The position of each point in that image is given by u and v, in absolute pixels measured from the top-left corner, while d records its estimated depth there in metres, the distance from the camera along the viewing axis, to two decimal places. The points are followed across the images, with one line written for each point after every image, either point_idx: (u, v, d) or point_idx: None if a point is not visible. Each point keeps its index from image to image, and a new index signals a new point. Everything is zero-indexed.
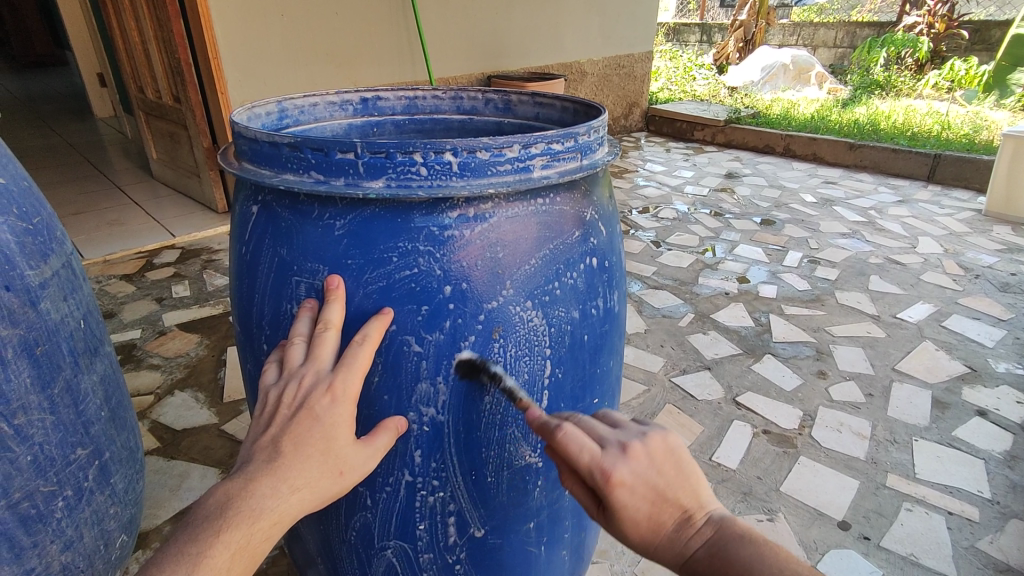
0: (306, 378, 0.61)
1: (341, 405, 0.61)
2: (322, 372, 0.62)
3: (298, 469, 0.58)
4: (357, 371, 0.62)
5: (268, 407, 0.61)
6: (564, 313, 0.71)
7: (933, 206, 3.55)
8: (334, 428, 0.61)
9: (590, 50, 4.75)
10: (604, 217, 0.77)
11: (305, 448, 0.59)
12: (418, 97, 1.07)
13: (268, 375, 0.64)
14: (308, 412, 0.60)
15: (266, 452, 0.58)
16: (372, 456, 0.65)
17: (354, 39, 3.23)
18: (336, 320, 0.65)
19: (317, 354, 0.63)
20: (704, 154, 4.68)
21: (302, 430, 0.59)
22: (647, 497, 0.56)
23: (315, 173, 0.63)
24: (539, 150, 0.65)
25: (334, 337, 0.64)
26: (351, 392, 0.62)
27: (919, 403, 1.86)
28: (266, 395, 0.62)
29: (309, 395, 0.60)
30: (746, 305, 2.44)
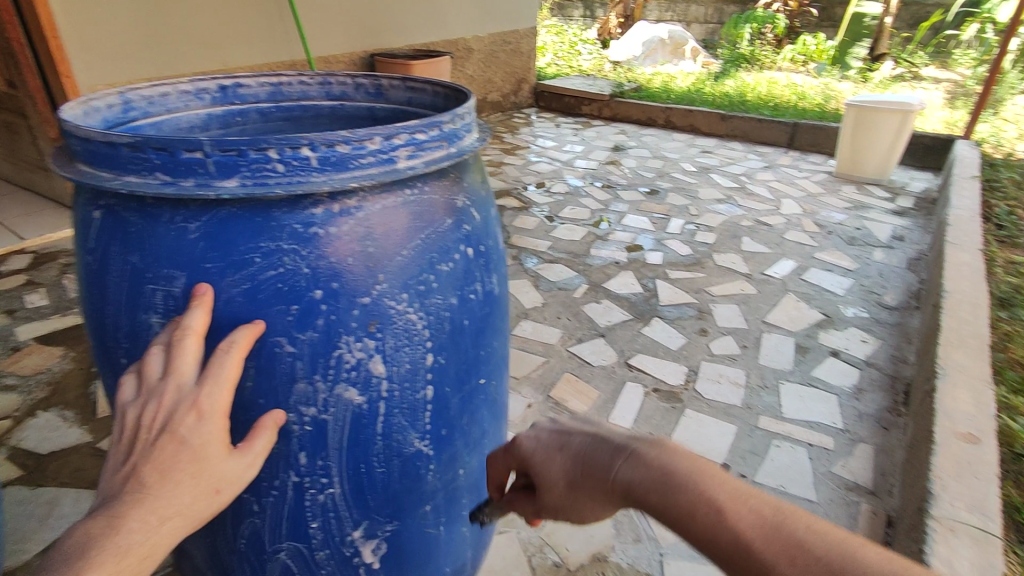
0: (168, 397, 0.60)
1: (207, 422, 0.60)
2: (185, 387, 0.60)
3: (166, 496, 0.57)
4: (224, 384, 0.61)
5: (131, 430, 0.60)
6: (441, 300, 0.73)
7: (794, 171, 3.92)
8: (204, 446, 0.60)
9: (475, 27, 4.72)
10: (476, 202, 0.79)
11: (172, 473, 0.58)
12: (283, 83, 1.02)
13: (126, 392, 0.62)
14: (172, 435, 0.58)
15: (130, 484, 0.57)
16: (253, 461, 0.64)
17: (220, 18, 2.99)
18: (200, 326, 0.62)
19: (178, 368, 0.60)
20: (591, 128, 4.83)
21: (167, 454, 0.58)
22: (551, 454, 0.67)
23: (159, 174, 0.59)
24: (402, 141, 0.65)
25: (197, 343, 0.61)
26: (217, 407, 0.61)
27: (784, 350, 2.08)
28: (128, 417, 0.61)
29: (172, 416, 0.59)
30: (634, 272, 2.58)
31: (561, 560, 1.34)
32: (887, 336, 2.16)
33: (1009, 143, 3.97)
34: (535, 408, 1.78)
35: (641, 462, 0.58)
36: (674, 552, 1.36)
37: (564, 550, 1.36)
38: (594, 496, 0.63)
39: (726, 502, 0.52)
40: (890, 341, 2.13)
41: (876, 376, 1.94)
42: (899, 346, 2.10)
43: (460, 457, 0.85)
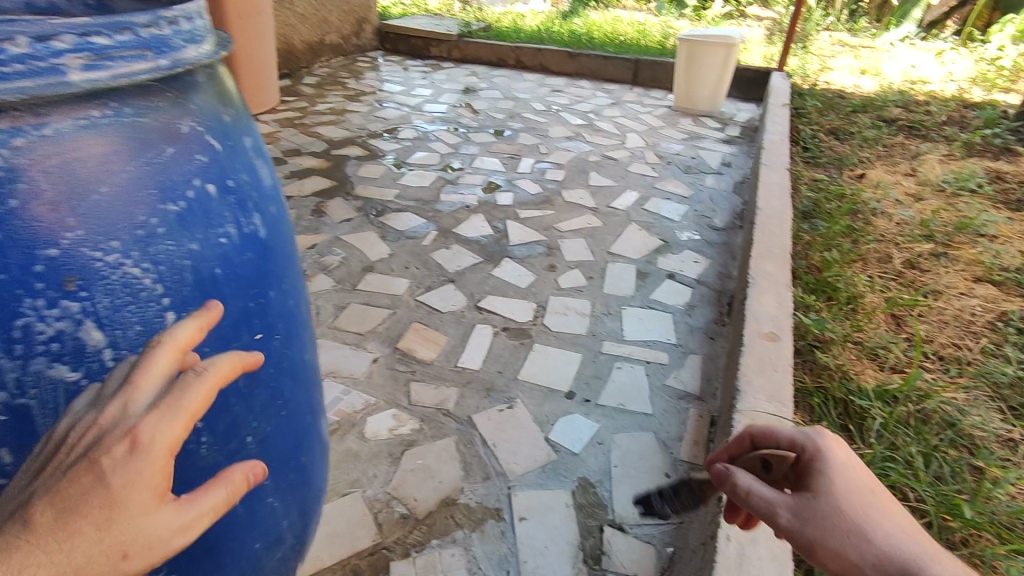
0: (111, 415, 0.50)
1: (137, 456, 0.48)
2: (128, 408, 0.51)
3: (52, 548, 0.44)
4: (177, 414, 0.50)
5: (57, 452, 0.49)
6: (172, 247, 0.63)
7: (638, 106, 4.05)
8: (128, 491, 0.47)
9: None
10: (215, 130, 0.68)
11: (78, 514, 0.45)
12: None
13: (78, 407, 0.54)
14: (91, 466, 0.47)
15: (13, 522, 0.44)
16: (192, 522, 0.50)
17: None
18: (181, 341, 0.57)
19: (147, 387, 0.52)
20: (441, 71, 4.64)
21: (77, 489, 0.46)
22: (856, 498, 0.70)
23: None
24: (69, 45, 0.54)
25: (171, 364, 0.55)
26: (163, 444, 0.49)
27: (626, 277, 2.16)
28: (58, 438, 0.51)
29: (105, 440, 0.48)
30: (485, 215, 2.53)
31: (409, 511, 1.31)
32: (716, 256, 2.32)
33: (815, 74, 4.41)
34: (381, 362, 1.70)
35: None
36: (521, 483, 1.38)
37: (412, 500, 1.33)
38: (880, 564, 0.66)
39: None
40: (718, 259, 2.30)
41: (705, 293, 2.09)
42: (725, 263, 2.28)
43: (243, 424, 0.76)
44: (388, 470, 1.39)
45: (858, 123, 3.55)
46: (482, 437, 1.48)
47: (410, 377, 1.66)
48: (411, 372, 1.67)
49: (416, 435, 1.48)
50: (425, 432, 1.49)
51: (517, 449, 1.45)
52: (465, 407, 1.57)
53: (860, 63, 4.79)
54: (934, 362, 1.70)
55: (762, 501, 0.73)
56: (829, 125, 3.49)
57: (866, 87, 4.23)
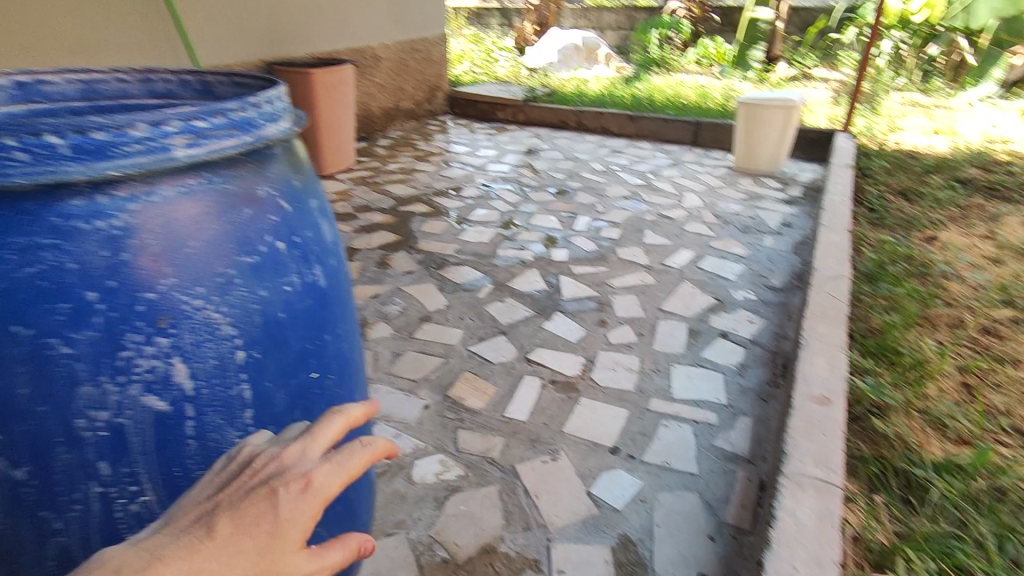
0: (290, 457, 0.64)
1: (304, 496, 0.60)
2: (307, 454, 0.65)
3: (223, 556, 0.53)
4: (338, 472, 0.63)
5: (239, 475, 0.62)
6: (247, 293, 0.71)
7: (697, 166, 4.10)
8: (289, 526, 0.57)
9: (382, 35, 4.58)
10: (286, 193, 0.78)
11: (249, 532, 0.55)
12: (97, 81, 0.95)
13: (257, 442, 0.68)
14: (272, 494, 0.59)
15: (201, 524, 0.55)
16: (316, 572, 0.59)
17: (81, 17, 2.77)
18: (351, 417, 0.72)
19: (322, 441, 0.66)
20: (506, 133, 4.88)
21: (254, 511, 0.57)
22: None
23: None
24: (176, 127, 0.64)
25: (339, 431, 0.69)
26: (324, 495, 0.61)
27: (678, 335, 2.16)
28: (239, 463, 0.64)
29: (283, 476, 0.61)
30: (539, 270, 2.60)
31: (449, 555, 1.33)
32: (772, 316, 2.28)
33: (883, 135, 4.33)
34: (432, 409, 1.77)
35: None
36: (562, 536, 1.38)
37: (453, 545, 1.36)
38: None
39: None
40: (774, 320, 2.26)
41: (759, 353, 2.06)
42: (782, 324, 2.24)
43: None
44: (433, 514, 1.43)
45: (929, 184, 3.44)
46: (525, 487, 1.50)
47: (459, 424, 1.71)
48: (459, 420, 1.72)
49: (461, 481, 1.51)
50: (470, 479, 1.53)
51: (558, 501, 1.46)
52: (510, 456, 1.60)
53: (932, 123, 4.68)
54: (1012, 436, 1.59)
55: None
56: (897, 186, 3.40)
57: (939, 147, 4.12)
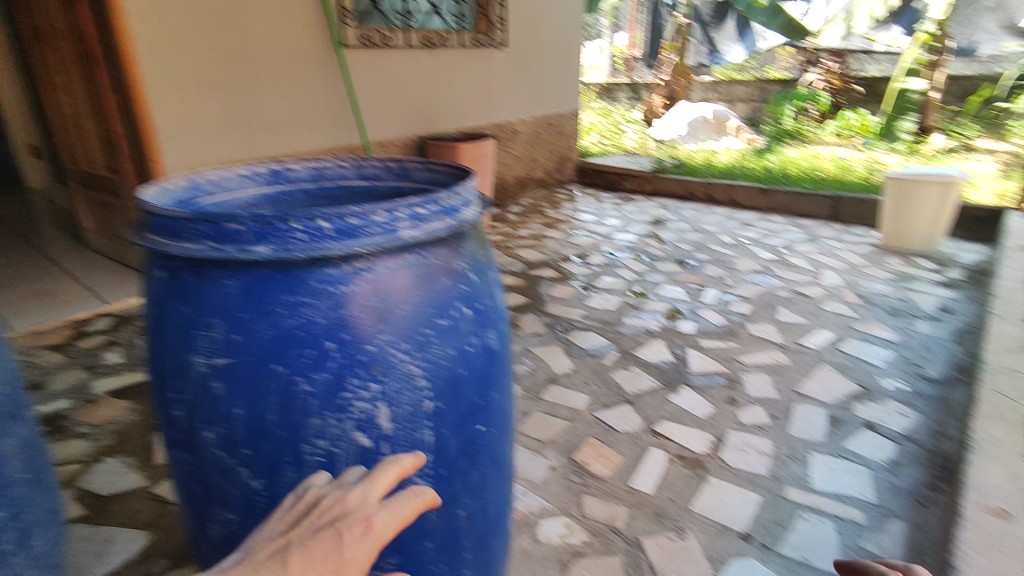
0: (352, 500, 0.68)
1: (365, 538, 0.64)
2: (366, 498, 0.69)
3: None
4: (394, 518, 0.68)
5: (306, 514, 0.67)
6: (440, 351, 0.82)
7: (838, 242, 3.90)
8: (350, 567, 0.62)
9: (521, 111, 4.94)
10: (476, 266, 0.89)
11: (315, 571, 0.60)
12: (324, 166, 1.18)
13: (321, 480, 0.73)
14: (335, 533, 0.63)
15: (275, 559, 0.60)
16: None
17: (285, 105, 3.32)
18: (404, 464, 0.76)
19: (381, 487, 0.71)
20: (632, 203, 4.99)
21: (320, 548, 0.61)
22: None
23: (198, 240, 0.72)
24: (405, 214, 0.77)
25: (394, 479, 0.73)
26: (380, 541, 0.65)
27: (817, 421, 2.04)
28: (303, 502, 0.69)
29: (347, 518, 0.65)
30: (665, 341, 2.60)
31: None
32: (928, 411, 2.09)
33: None
34: (557, 470, 1.81)
35: None
36: None
37: None
38: None
39: None
40: (931, 415, 2.06)
41: (914, 450, 1.88)
42: (941, 420, 2.04)
43: (459, 497, 0.94)
44: None
45: None
46: (650, 562, 1.48)
47: (583, 489, 1.74)
48: (584, 485, 1.75)
49: (585, 547, 1.53)
50: (594, 546, 1.54)
51: None
52: (635, 528, 1.59)
53: None
54: None
55: None
56: None
57: None
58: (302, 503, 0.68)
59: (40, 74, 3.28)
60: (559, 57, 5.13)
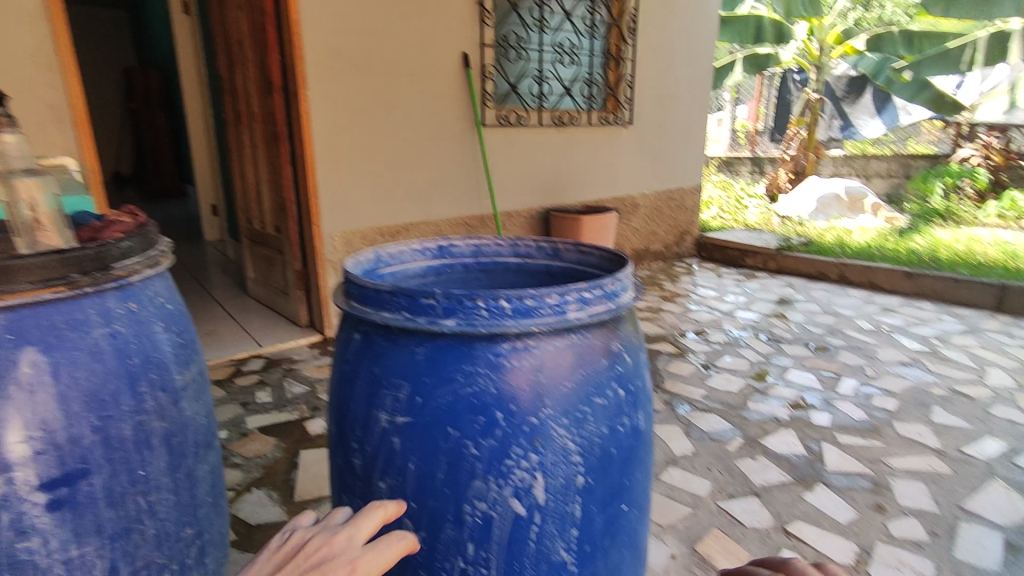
0: (337, 541, 0.73)
1: None
2: (352, 541, 0.74)
3: None
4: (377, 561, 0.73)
5: (292, 552, 0.72)
6: (595, 429, 0.86)
7: (1004, 337, 3.47)
8: None
9: (643, 185, 5.01)
10: (629, 348, 0.93)
11: None
12: (483, 244, 1.33)
13: (307, 519, 0.78)
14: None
15: None
16: None
17: (428, 179, 3.67)
18: (388, 511, 0.81)
19: (364, 530, 0.76)
20: (755, 279, 4.81)
21: None
22: None
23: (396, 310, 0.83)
24: (572, 297, 0.84)
25: (378, 523, 0.78)
26: None
27: (989, 546, 1.78)
28: (289, 540, 0.74)
29: (333, 560, 0.70)
30: (797, 432, 2.43)
31: None
32: None
33: None
34: (679, 560, 1.73)
35: None
36: None
37: None
38: None
39: None
40: None
41: None
42: None
43: None
44: None
45: None
46: None
47: None
48: None
49: None
50: None
51: None
52: None
53: None
54: None
55: None
56: None
57: None
58: (287, 542, 0.73)
59: (232, 148, 3.89)
60: (684, 133, 5.18)
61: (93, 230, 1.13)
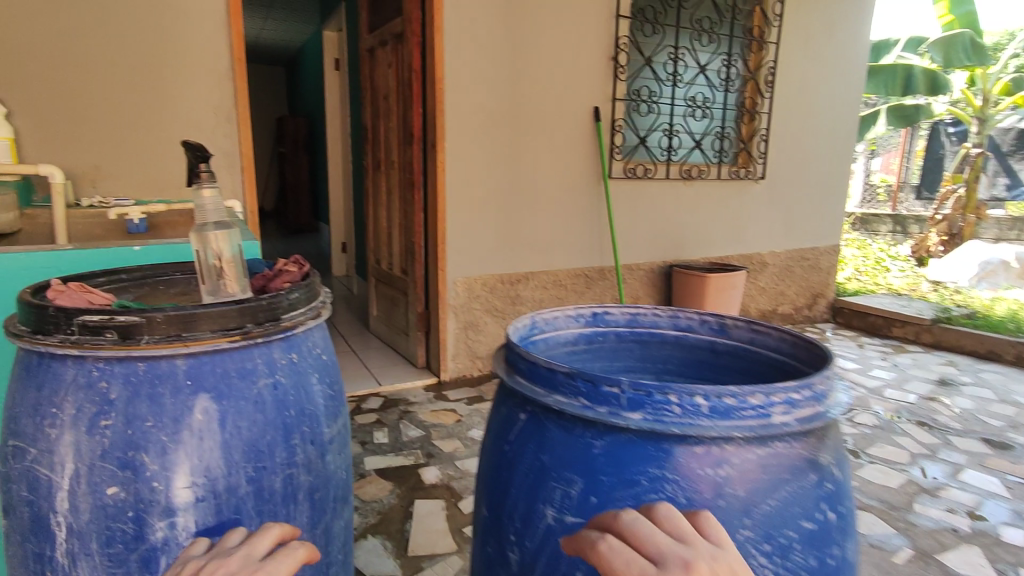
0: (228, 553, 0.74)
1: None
2: (250, 556, 0.73)
3: None
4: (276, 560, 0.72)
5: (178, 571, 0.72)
6: (802, 560, 0.71)
7: None
8: None
9: (774, 242, 4.67)
10: (838, 460, 0.78)
11: None
12: (640, 313, 1.24)
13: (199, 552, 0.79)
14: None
15: None
16: None
17: (551, 228, 3.65)
18: (286, 531, 0.81)
19: (258, 542, 0.76)
20: (906, 353, 4.27)
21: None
22: None
23: (573, 395, 0.76)
24: (780, 398, 0.71)
25: (273, 536, 0.78)
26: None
27: None
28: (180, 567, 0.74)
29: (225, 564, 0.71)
30: (983, 550, 2.03)
31: None
32: None
33: None
34: None
35: None
36: None
37: None
38: None
39: None
40: None
41: None
42: None
43: None
44: None
45: None
46: None
47: None
48: None
49: None
50: None
51: None
52: None
53: None
54: None
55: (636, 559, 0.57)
56: None
57: None
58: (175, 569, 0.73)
59: (368, 192, 4.13)
60: (824, 190, 4.80)
61: (265, 278, 1.18)
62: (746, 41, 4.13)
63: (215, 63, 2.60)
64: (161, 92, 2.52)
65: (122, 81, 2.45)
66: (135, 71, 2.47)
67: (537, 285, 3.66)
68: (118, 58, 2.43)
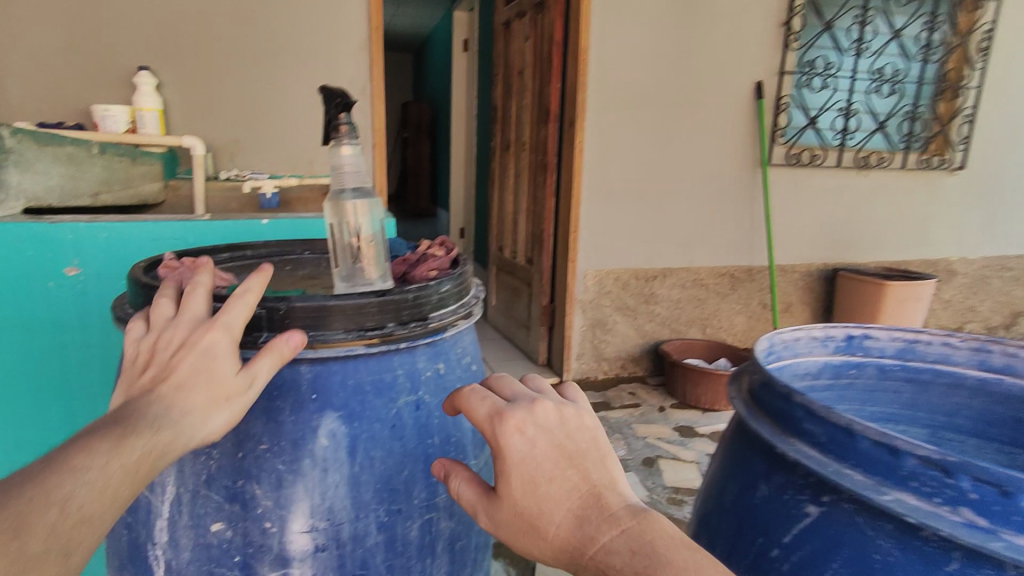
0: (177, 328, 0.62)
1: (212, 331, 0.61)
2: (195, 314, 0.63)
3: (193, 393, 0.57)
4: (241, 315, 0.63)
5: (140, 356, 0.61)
6: None
7: None
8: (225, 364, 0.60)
9: (968, 247, 3.86)
10: None
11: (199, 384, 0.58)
12: (920, 340, 0.94)
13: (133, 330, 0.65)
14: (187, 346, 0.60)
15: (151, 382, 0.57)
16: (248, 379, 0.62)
17: (697, 219, 3.23)
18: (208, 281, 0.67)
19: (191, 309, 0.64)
20: None
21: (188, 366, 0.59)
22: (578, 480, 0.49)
23: (951, 506, 0.54)
24: None
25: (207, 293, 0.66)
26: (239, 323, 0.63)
27: None
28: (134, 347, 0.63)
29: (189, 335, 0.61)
30: None
31: None
32: None
33: None
34: None
35: (538, 433, 0.50)
36: None
37: None
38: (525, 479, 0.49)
39: (522, 477, 0.49)
40: None
41: None
42: None
43: None
44: None
45: None
46: None
47: None
48: None
49: None
50: None
51: None
52: None
53: None
54: None
55: (482, 401, 0.54)
56: None
57: None
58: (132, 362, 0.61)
59: (494, 176, 3.92)
60: None
61: (408, 264, 0.94)
62: (956, 0, 3.39)
63: (354, 33, 2.46)
64: (300, 62, 2.42)
65: (263, 52, 2.38)
66: (276, 40, 2.38)
67: (676, 283, 3.25)
68: (261, 29, 2.36)
